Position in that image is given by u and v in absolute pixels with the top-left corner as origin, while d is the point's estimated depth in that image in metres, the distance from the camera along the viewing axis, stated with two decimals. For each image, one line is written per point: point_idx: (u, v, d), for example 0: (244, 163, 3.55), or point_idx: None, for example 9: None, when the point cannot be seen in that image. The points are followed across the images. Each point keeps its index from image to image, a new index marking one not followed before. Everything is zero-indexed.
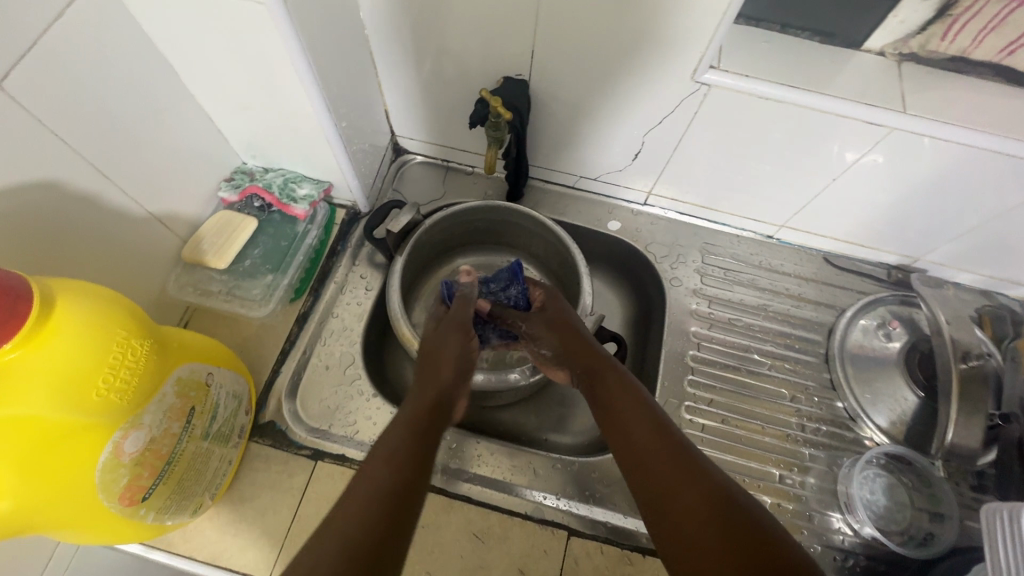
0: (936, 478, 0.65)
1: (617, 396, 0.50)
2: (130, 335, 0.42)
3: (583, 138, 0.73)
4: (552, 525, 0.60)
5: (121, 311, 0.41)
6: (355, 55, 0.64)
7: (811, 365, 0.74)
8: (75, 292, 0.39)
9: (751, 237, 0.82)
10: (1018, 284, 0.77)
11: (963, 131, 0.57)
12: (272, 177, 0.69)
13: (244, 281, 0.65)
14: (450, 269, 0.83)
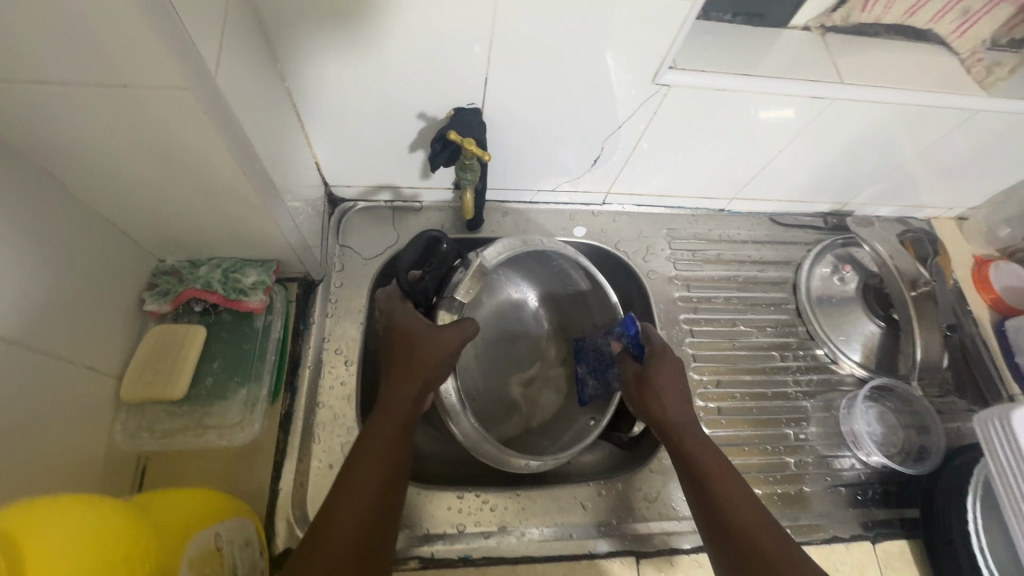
0: (917, 398, 0.73)
1: (721, 481, 0.53)
2: (118, 541, 0.34)
3: (540, 154, 0.70)
4: (618, 555, 0.61)
5: (93, 516, 0.33)
6: (279, 113, 0.54)
7: (788, 322, 0.80)
8: (33, 514, 0.31)
9: (706, 213, 0.85)
10: (926, 207, 0.88)
11: (889, 93, 0.62)
12: (206, 272, 0.57)
13: (213, 404, 0.55)
14: None
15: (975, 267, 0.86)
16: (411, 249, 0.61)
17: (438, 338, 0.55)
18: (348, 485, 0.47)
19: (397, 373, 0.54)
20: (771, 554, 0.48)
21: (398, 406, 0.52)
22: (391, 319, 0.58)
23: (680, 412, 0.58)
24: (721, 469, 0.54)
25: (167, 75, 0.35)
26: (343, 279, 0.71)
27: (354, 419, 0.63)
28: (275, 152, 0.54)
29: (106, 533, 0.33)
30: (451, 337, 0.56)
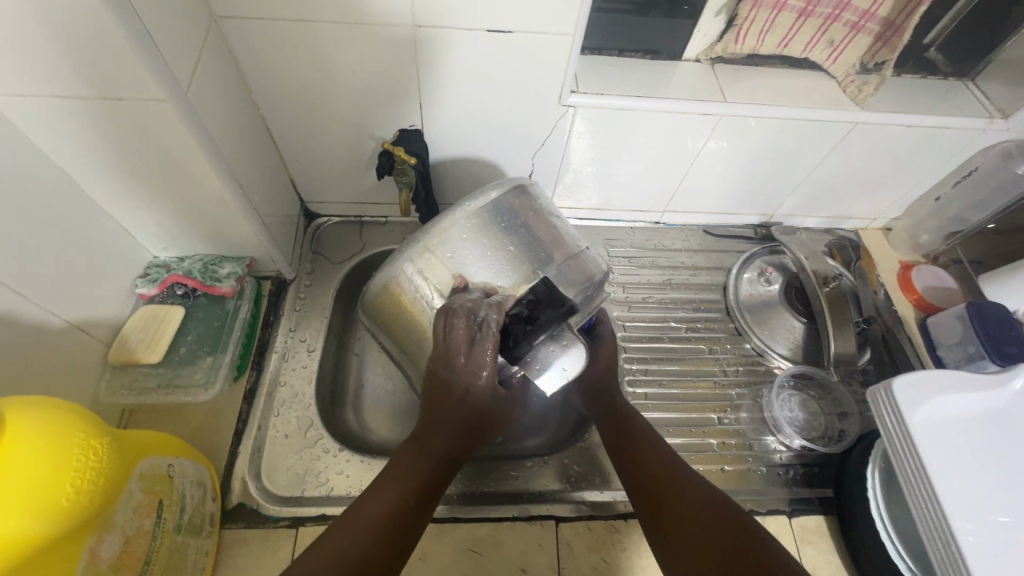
0: (832, 383, 0.78)
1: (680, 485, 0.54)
2: (90, 437, 0.42)
3: (480, 171, 0.81)
4: (540, 519, 0.64)
5: (74, 415, 0.41)
6: (254, 135, 0.68)
7: (718, 320, 0.86)
8: (24, 403, 0.39)
9: (643, 226, 0.95)
10: (850, 218, 0.95)
11: (771, 109, 0.72)
12: (190, 263, 0.69)
13: (183, 368, 0.66)
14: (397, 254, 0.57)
15: (900, 272, 0.92)
16: (547, 320, 0.48)
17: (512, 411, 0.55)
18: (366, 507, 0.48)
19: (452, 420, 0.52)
20: (689, 501, 0.52)
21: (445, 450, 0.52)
22: (480, 375, 0.49)
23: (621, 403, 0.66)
24: (652, 445, 0.60)
25: (150, 89, 0.48)
26: (313, 280, 0.82)
27: (310, 396, 0.71)
28: (249, 165, 0.66)
29: (79, 426, 0.41)
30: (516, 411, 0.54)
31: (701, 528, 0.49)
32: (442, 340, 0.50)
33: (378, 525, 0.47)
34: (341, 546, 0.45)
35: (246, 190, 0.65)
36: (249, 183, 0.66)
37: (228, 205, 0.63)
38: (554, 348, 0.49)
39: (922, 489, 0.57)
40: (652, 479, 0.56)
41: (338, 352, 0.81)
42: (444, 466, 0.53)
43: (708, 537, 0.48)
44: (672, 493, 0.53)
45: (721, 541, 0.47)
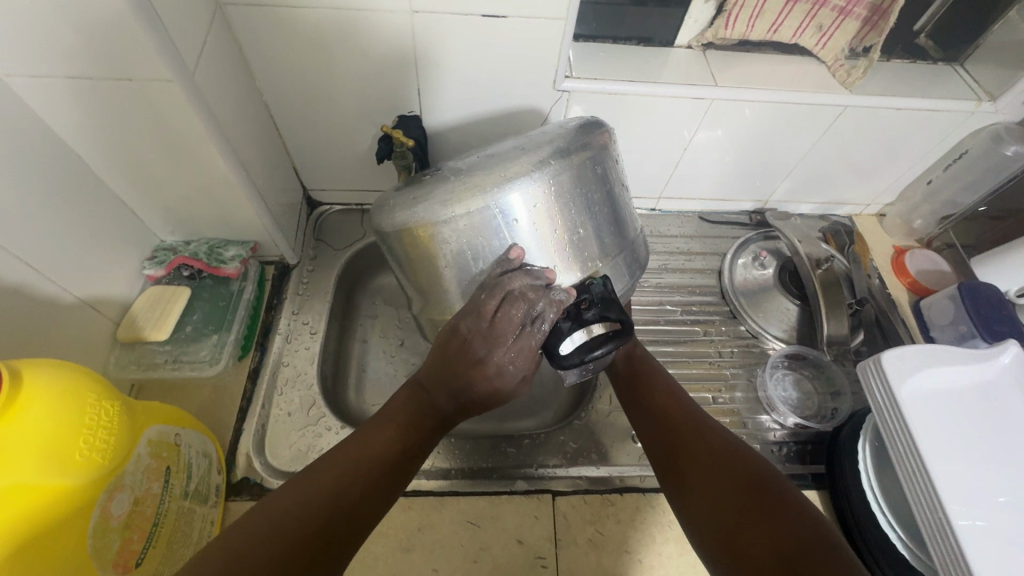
0: (826, 362, 0.79)
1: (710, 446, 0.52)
2: (101, 399, 0.43)
3: None
4: (536, 493, 0.66)
5: (84, 377, 0.43)
6: (258, 121, 0.70)
7: (713, 303, 0.88)
8: (37, 364, 0.41)
9: (639, 212, 0.96)
10: (843, 203, 0.97)
11: (762, 92, 0.74)
12: (196, 246, 0.71)
13: (189, 345, 0.67)
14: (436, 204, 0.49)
15: (894, 256, 0.94)
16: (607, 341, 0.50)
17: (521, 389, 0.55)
18: (360, 447, 0.49)
19: (452, 380, 0.51)
20: (716, 444, 0.52)
21: (441, 407, 0.53)
22: (515, 360, 0.51)
23: (643, 360, 0.67)
24: (673, 397, 0.60)
25: (157, 70, 0.50)
26: (315, 265, 0.84)
27: (312, 375, 0.73)
28: (253, 150, 0.68)
29: (90, 387, 0.43)
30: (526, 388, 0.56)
31: (729, 466, 0.50)
32: (489, 317, 0.49)
33: (369, 466, 0.48)
34: (334, 482, 0.46)
35: (250, 173, 0.67)
36: (254, 168, 0.68)
37: (232, 189, 0.65)
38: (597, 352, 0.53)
39: (912, 460, 0.58)
40: (674, 426, 0.56)
41: (339, 335, 0.83)
42: (437, 421, 0.53)
43: (736, 474, 0.49)
44: (697, 438, 0.54)
45: (748, 477, 0.48)
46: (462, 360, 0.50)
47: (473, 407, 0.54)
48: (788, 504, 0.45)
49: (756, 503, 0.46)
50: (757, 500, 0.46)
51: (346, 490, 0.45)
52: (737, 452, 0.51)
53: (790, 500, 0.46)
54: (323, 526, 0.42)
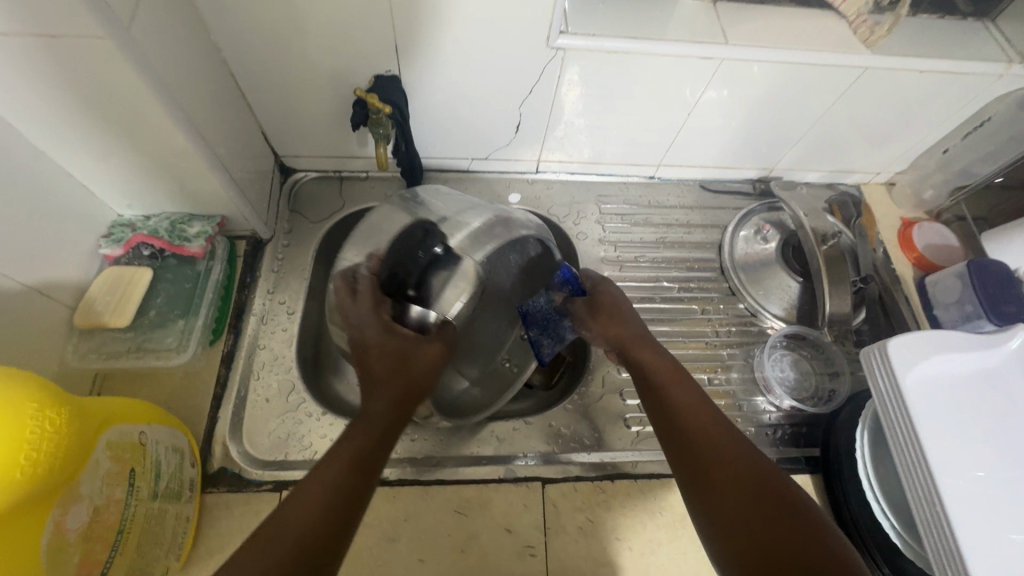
0: (826, 344, 0.77)
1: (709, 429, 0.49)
2: (45, 408, 0.39)
3: (464, 123, 0.76)
4: (526, 481, 0.64)
5: (22, 384, 0.38)
6: (216, 82, 0.62)
7: (711, 279, 0.84)
8: None
9: (637, 180, 0.90)
10: (852, 172, 0.91)
11: (777, 52, 0.67)
12: (156, 222, 0.66)
13: (153, 332, 0.63)
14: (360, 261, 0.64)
15: (901, 229, 0.89)
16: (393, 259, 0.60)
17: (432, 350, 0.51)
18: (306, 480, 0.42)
19: (383, 373, 0.49)
20: (755, 490, 0.44)
21: (381, 412, 0.46)
22: (363, 324, 0.53)
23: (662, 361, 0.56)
24: (702, 414, 0.50)
25: (86, 25, 0.43)
26: (291, 240, 0.78)
27: (290, 359, 0.69)
28: (213, 116, 0.62)
29: (30, 395, 0.38)
30: (434, 350, 0.52)
31: (770, 522, 0.42)
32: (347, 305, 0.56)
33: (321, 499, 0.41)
34: (284, 538, 0.38)
35: (210, 143, 0.61)
36: (214, 137, 0.62)
37: (189, 160, 0.59)
38: (442, 266, 0.61)
39: (912, 451, 0.57)
40: (707, 453, 0.47)
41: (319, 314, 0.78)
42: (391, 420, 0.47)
43: (780, 537, 0.40)
44: (730, 477, 0.45)
45: (794, 545, 0.40)
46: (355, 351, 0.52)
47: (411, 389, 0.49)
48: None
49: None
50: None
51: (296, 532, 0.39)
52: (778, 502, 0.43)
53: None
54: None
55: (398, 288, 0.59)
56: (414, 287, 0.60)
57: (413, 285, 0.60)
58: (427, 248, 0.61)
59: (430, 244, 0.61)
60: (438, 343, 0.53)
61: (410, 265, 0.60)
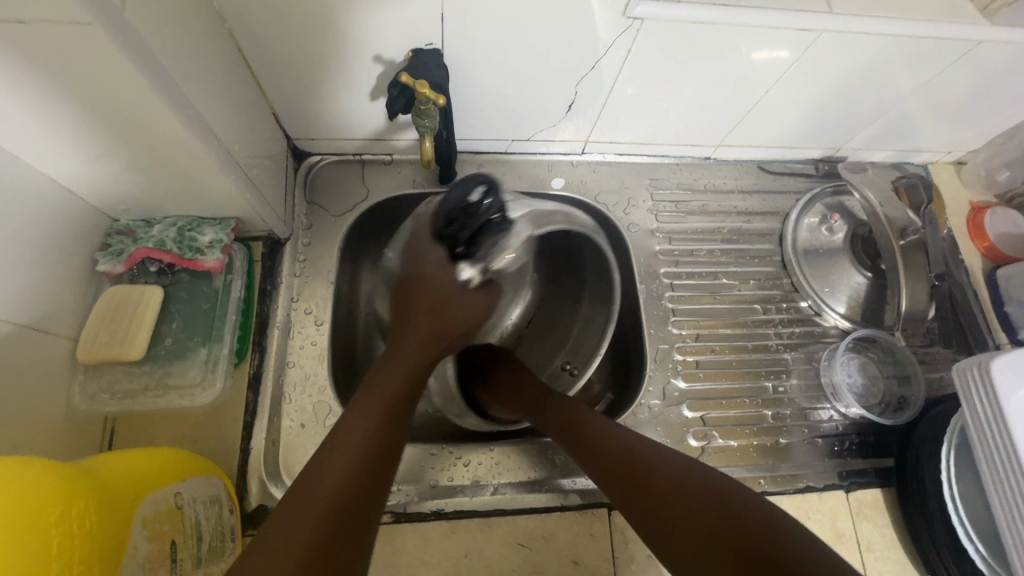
0: (899, 349, 0.72)
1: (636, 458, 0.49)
2: (67, 510, 0.32)
3: (508, 101, 0.66)
4: (590, 507, 0.60)
5: (36, 488, 0.31)
6: (221, 59, 0.51)
7: (772, 275, 0.78)
8: None
9: (690, 161, 0.81)
10: (922, 151, 0.84)
11: (883, 22, 0.57)
12: (161, 230, 0.56)
13: (172, 364, 0.55)
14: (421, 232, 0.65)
15: (970, 215, 0.83)
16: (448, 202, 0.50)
17: (469, 305, 0.53)
18: (345, 434, 0.42)
19: (418, 321, 0.50)
20: (665, 469, 0.47)
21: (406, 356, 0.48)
22: (423, 256, 0.52)
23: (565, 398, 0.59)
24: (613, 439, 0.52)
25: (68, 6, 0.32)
26: (312, 237, 0.69)
27: (324, 378, 0.62)
28: (222, 102, 0.51)
29: (47, 500, 0.31)
30: (478, 305, 0.53)
31: (693, 493, 0.44)
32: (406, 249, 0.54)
33: (363, 447, 0.42)
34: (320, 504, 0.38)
35: (221, 138, 0.50)
36: (225, 128, 0.51)
37: (199, 160, 0.49)
38: (499, 233, 0.52)
39: (1010, 482, 0.54)
40: (618, 460, 0.50)
41: (348, 320, 0.71)
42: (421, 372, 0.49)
43: (699, 497, 0.44)
44: (659, 487, 0.46)
45: (715, 505, 0.43)
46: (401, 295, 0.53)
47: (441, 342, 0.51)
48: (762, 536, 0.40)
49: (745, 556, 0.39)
50: (737, 538, 0.40)
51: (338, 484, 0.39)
52: (694, 478, 0.46)
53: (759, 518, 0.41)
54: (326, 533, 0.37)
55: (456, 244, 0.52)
56: (464, 247, 0.52)
57: (462, 245, 0.52)
58: (482, 212, 0.50)
59: (486, 207, 0.50)
60: (482, 297, 0.54)
61: (461, 227, 0.51)
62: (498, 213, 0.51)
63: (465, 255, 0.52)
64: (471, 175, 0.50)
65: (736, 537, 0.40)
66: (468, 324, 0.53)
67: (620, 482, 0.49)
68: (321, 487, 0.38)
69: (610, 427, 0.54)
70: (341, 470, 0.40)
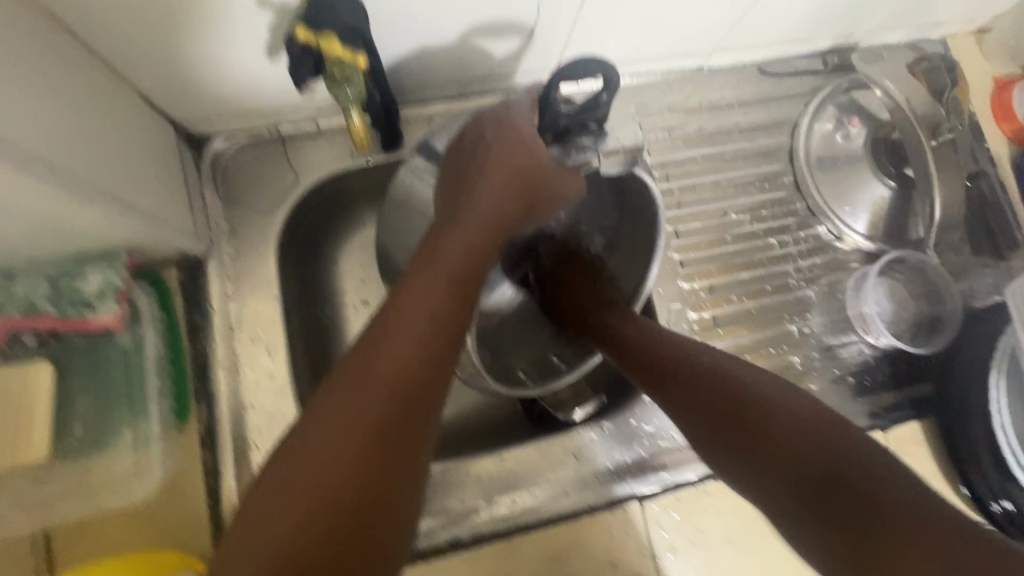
0: (929, 266, 0.66)
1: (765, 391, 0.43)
2: None
3: (452, 23, 0.49)
4: (620, 503, 0.55)
5: None
6: (21, 36, 0.35)
7: (785, 200, 0.68)
8: None
9: (681, 75, 0.68)
10: (942, 24, 0.71)
11: None
12: (28, 288, 0.44)
13: (91, 451, 0.46)
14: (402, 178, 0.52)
15: (995, 93, 0.73)
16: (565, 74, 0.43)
17: (563, 179, 0.48)
18: (411, 299, 0.41)
19: (490, 184, 0.47)
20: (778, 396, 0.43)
21: (458, 241, 0.45)
22: (510, 119, 0.47)
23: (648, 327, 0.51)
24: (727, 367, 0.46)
25: None
26: (239, 245, 0.55)
27: (293, 416, 0.51)
28: (39, 98, 0.35)
29: None
30: (573, 184, 0.49)
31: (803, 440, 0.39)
32: (487, 129, 0.47)
33: (418, 332, 0.40)
34: (360, 405, 0.36)
35: (49, 156, 0.36)
36: (51, 134, 0.36)
37: (10, 187, 0.34)
38: (584, 138, 0.49)
39: None
40: (748, 424, 0.42)
41: (308, 336, 0.59)
42: (482, 251, 0.46)
43: (802, 434, 0.40)
44: (773, 425, 0.41)
45: (829, 447, 0.39)
46: (460, 163, 0.48)
47: (508, 212, 0.48)
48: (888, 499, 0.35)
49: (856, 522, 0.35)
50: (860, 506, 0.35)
51: (394, 373, 0.38)
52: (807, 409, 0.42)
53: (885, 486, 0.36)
54: (388, 417, 0.37)
55: (547, 125, 0.48)
56: (554, 135, 0.49)
57: (554, 133, 0.48)
58: (595, 115, 0.46)
59: (598, 115, 0.46)
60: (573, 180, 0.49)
61: (561, 112, 0.47)
62: (593, 121, 0.47)
63: (556, 144, 0.49)
64: (602, 59, 0.42)
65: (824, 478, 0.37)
66: (553, 202, 0.49)
67: (701, 408, 0.44)
68: (376, 370, 0.38)
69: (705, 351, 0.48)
70: (412, 344, 0.39)
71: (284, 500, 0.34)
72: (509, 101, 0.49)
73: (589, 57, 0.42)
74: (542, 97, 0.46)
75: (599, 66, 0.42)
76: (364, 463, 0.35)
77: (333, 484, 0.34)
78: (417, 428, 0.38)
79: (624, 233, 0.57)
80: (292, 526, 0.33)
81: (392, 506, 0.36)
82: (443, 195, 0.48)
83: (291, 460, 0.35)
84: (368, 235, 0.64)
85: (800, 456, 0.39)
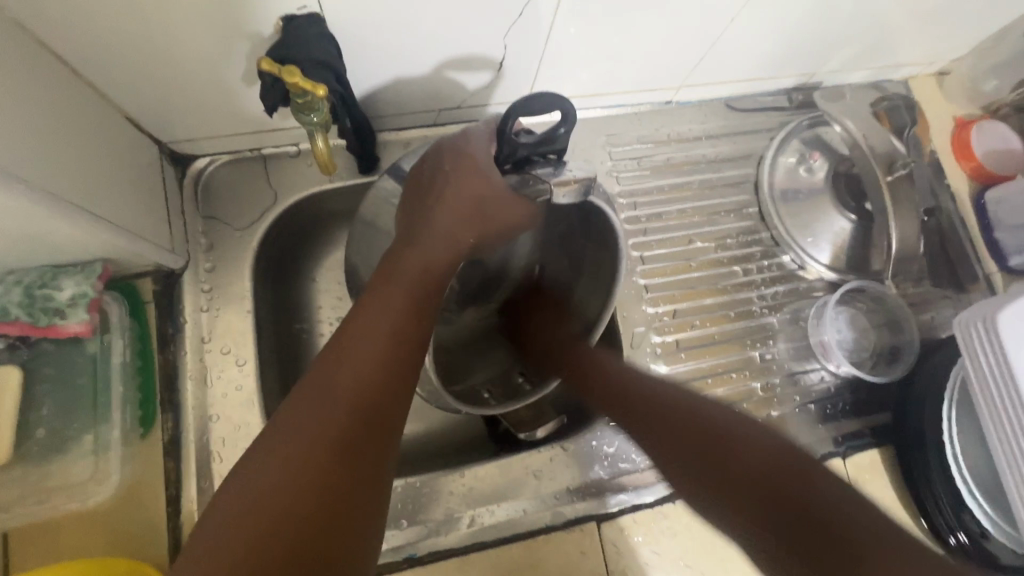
0: (889, 296, 0.68)
1: (722, 426, 0.46)
2: None
3: (424, 58, 0.52)
4: (578, 522, 0.56)
5: None
6: (12, 64, 0.38)
7: (750, 230, 0.70)
8: None
9: (650, 109, 0.71)
10: (902, 66, 0.74)
11: None
12: (3, 295, 0.45)
13: (54, 455, 0.47)
14: (373, 200, 0.54)
15: (955, 132, 0.76)
16: (522, 108, 0.45)
17: (517, 203, 0.51)
18: (368, 316, 0.43)
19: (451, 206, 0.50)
20: (743, 429, 0.45)
21: (418, 261, 0.47)
22: (469, 148, 0.50)
23: (611, 363, 0.54)
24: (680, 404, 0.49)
25: None
26: (215, 259, 0.57)
27: (257, 428, 0.53)
28: (20, 116, 0.38)
29: None
30: (525, 209, 0.51)
31: (753, 473, 0.42)
32: (448, 158, 0.50)
33: (378, 348, 0.41)
34: (318, 418, 0.38)
35: (26, 169, 0.37)
36: (31, 151, 0.38)
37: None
38: (541, 170, 0.50)
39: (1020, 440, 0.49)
40: (701, 456, 0.44)
41: (279, 349, 0.60)
42: (441, 268, 0.48)
43: (771, 467, 0.42)
44: (742, 453, 0.43)
45: (795, 477, 0.41)
46: (421, 190, 0.51)
47: (469, 233, 0.51)
48: (820, 511, 0.39)
49: (829, 556, 0.37)
50: (818, 525, 0.38)
51: (352, 385, 0.39)
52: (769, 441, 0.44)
53: (841, 505, 0.39)
54: (348, 433, 0.38)
55: (504, 155, 0.49)
56: (512, 164, 0.50)
57: (512, 163, 0.50)
58: (554, 147, 0.48)
59: (555, 146, 0.47)
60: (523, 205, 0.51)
61: (520, 144, 0.48)
62: (552, 152, 0.48)
63: (514, 174, 0.50)
64: (558, 94, 0.44)
65: (794, 504, 0.40)
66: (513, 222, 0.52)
67: (677, 449, 0.46)
68: (335, 384, 0.39)
69: (663, 389, 0.50)
70: (368, 357, 0.41)
71: (242, 514, 0.34)
72: (470, 130, 0.53)
73: (544, 92, 0.45)
74: (500, 127, 0.47)
75: (556, 99, 0.44)
76: (325, 478, 0.36)
77: (291, 501, 0.35)
78: (378, 441, 0.39)
79: (590, 259, 0.59)
80: (252, 539, 0.33)
81: (353, 523, 0.36)
82: (405, 219, 0.50)
83: (252, 476, 0.36)
84: (343, 253, 0.66)
85: (764, 481, 0.41)
